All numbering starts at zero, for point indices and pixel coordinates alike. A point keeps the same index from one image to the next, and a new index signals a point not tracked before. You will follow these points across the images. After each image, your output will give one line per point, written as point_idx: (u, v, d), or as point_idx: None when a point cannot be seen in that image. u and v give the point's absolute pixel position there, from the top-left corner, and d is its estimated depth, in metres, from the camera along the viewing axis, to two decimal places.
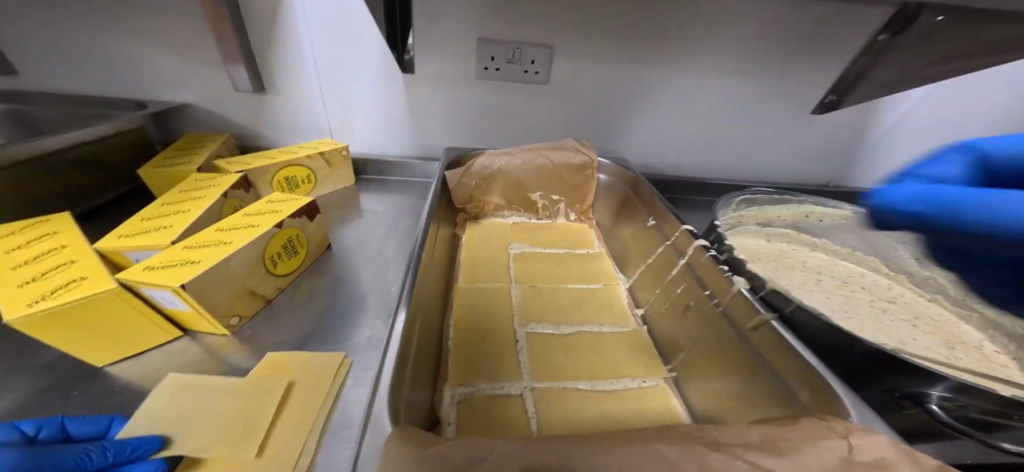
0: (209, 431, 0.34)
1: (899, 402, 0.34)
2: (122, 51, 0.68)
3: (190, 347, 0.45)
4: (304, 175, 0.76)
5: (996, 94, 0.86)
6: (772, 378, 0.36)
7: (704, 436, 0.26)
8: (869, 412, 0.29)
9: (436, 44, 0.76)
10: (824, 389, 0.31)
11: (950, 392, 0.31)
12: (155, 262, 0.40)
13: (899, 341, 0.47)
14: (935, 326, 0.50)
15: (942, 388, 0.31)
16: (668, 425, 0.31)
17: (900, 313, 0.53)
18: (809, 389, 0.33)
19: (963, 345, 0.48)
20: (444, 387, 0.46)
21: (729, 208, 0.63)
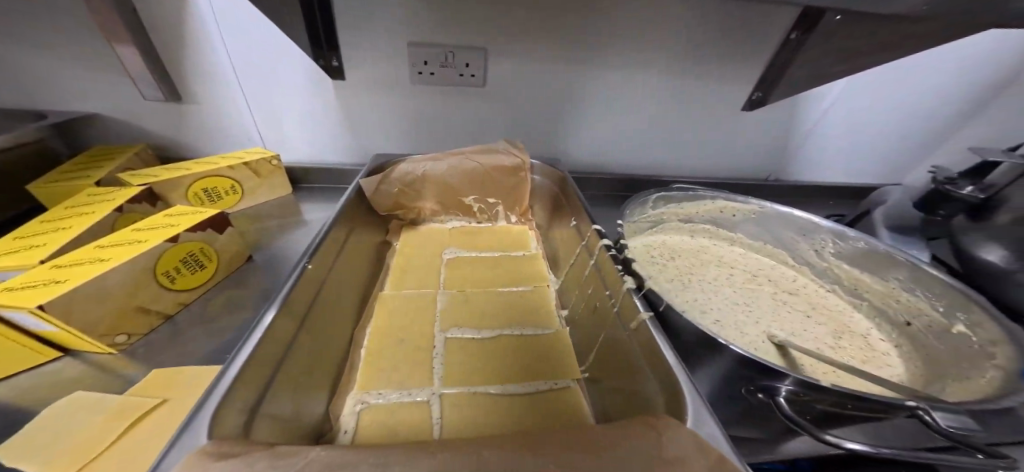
0: (60, 456, 0.33)
1: (755, 393, 0.35)
2: (15, 59, 0.64)
3: (71, 366, 0.44)
4: (229, 186, 0.74)
5: (917, 86, 0.89)
6: (645, 373, 0.37)
7: (540, 446, 0.27)
8: (706, 411, 0.30)
9: (361, 47, 0.74)
10: (675, 388, 0.32)
11: (797, 386, 0.32)
12: (15, 284, 0.38)
13: (790, 333, 0.54)
14: (827, 317, 0.59)
15: (790, 383, 0.32)
16: (529, 430, 0.32)
17: (800, 305, 0.62)
18: (665, 383, 0.33)
19: (849, 334, 0.57)
20: (346, 397, 0.46)
21: (648, 207, 0.63)
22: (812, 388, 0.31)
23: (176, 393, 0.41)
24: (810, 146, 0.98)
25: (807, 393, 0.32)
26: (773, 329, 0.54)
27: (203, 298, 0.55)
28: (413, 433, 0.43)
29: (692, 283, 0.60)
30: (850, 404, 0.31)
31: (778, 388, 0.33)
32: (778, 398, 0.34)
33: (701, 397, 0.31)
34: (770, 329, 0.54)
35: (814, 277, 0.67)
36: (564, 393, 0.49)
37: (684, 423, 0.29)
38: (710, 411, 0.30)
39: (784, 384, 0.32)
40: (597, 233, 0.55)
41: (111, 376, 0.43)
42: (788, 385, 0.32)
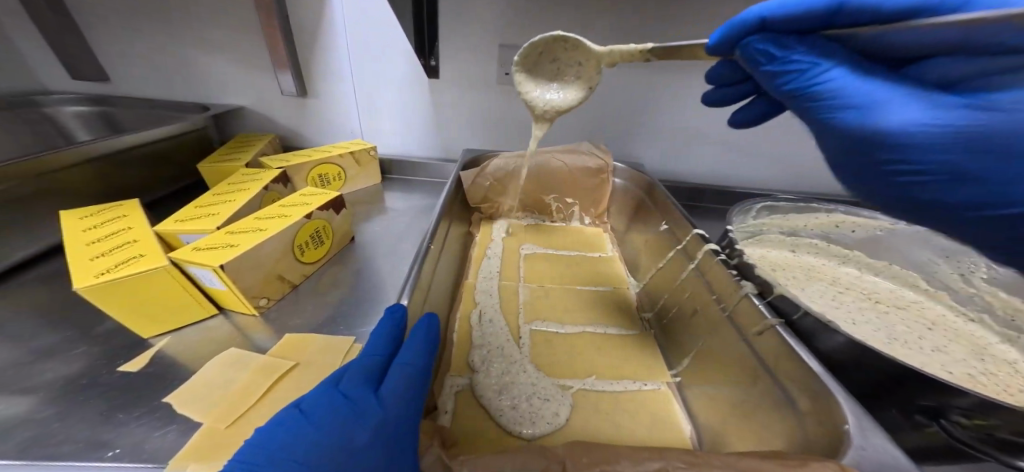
0: (213, 403, 0.37)
1: (913, 415, 0.32)
2: (189, 58, 0.77)
3: (222, 325, 0.49)
4: (336, 173, 0.83)
5: None
6: (773, 385, 0.34)
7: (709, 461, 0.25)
8: (870, 422, 0.26)
9: (462, 50, 0.79)
10: (823, 395, 0.29)
11: (972, 409, 0.28)
12: (201, 245, 0.45)
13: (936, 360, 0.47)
14: (959, 337, 0.53)
15: (961, 404, 0.28)
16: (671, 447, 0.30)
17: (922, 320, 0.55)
18: (808, 396, 0.31)
19: (991, 357, 0.50)
20: (445, 377, 0.49)
21: (750, 215, 0.60)
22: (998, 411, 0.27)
23: (307, 356, 0.44)
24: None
25: (985, 418, 0.28)
26: (922, 357, 0.47)
27: (318, 273, 0.62)
28: (510, 418, 0.44)
29: (812, 280, 0.59)
30: None
31: (946, 409, 0.29)
32: (943, 421, 0.30)
33: (861, 406, 0.27)
34: (921, 357, 0.47)
35: (952, 303, 0.58)
36: (654, 397, 0.49)
37: (843, 423, 0.26)
38: (873, 419, 0.26)
39: (955, 403, 0.29)
40: (699, 237, 0.53)
41: (252, 337, 0.49)
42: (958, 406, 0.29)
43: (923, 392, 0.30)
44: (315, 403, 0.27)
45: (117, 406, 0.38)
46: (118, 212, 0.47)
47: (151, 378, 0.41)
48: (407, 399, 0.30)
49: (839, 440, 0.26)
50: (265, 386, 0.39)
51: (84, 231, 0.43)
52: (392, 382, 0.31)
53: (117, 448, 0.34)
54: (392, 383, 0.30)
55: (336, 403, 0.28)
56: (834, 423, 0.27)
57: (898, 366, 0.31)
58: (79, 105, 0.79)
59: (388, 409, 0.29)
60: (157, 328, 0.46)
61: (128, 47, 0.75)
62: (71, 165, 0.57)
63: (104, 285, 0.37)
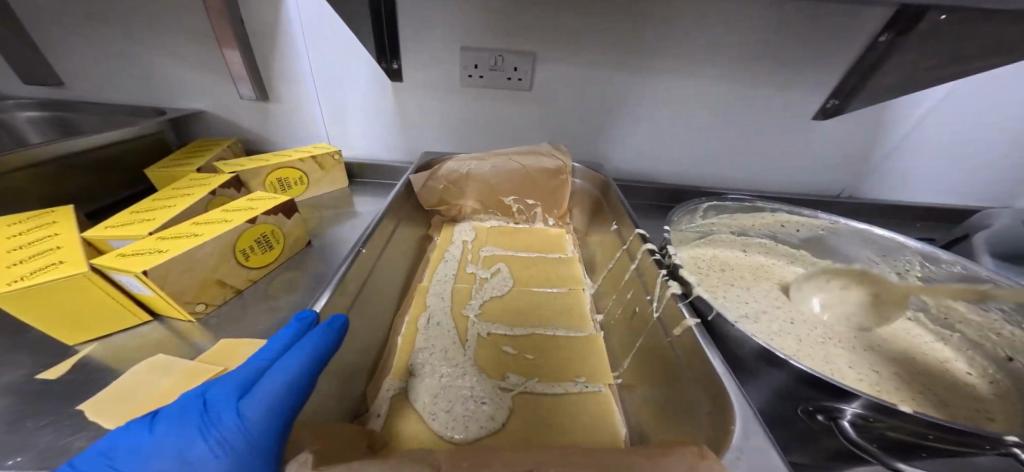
0: (130, 411, 0.37)
1: (812, 414, 0.32)
2: (146, 62, 0.77)
3: (157, 331, 0.49)
4: (297, 176, 0.83)
5: None
6: (686, 385, 0.34)
7: None
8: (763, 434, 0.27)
9: (421, 53, 0.79)
10: (719, 395, 0.30)
11: (866, 411, 0.29)
12: (127, 251, 0.44)
13: (861, 358, 0.50)
14: (891, 336, 0.55)
15: (857, 406, 0.29)
16: (571, 449, 0.30)
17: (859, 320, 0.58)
18: (711, 396, 0.31)
19: (918, 355, 0.52)
20: (384, 380, 0.48)
21: (698, 216, 0.60)
22: (886, 411, 0.28)
23: (236, 362, 0.44)
24: (893, 159, 0.86)
25: (875, 416, 0.29)
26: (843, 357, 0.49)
27: (268, 277, 0.62)
28: (443, 422, 0.44)
29: (754, 283, 0.60)
30: (932, 436, 0.27)
31: (841, 408, 0.30)
32: (840, 421, 0.31)
33: (753, 410, 0.28)
34: (842, 356, 0.49)
35: None
36: (594, 397, 0.49)
37: (732, 426, 0.27)
38: (763, 427, 0.27)
39: (850, 404, 0.29)
40: (640, 237, 0.53)
41: (186, 342, 0.48)
42: (855, 408, 0.29)
43: (824, 395, 0.31)
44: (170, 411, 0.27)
45: (30, 413, 0.37)
46: (48, 219, 0.47)
47: (72, 386, 0.41)
48: (274, 412, 0.27)
49: (721, 444, 0.27)
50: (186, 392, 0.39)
51: (6, 239, 0.43)
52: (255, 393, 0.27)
53: (22, 454, 0.33)
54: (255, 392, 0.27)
55: (192, 409, 0.27)
56: (723, 423, 0.28)
57: (797, 372, 0.31)
58: (34, 110, 0.78)
59: (240, 421, 0.26)
60: (85, 336, 0.46)
61: (82, 51, 0.75)
62: (11, 171, 0.56)
63: (16, 293, 0.37)
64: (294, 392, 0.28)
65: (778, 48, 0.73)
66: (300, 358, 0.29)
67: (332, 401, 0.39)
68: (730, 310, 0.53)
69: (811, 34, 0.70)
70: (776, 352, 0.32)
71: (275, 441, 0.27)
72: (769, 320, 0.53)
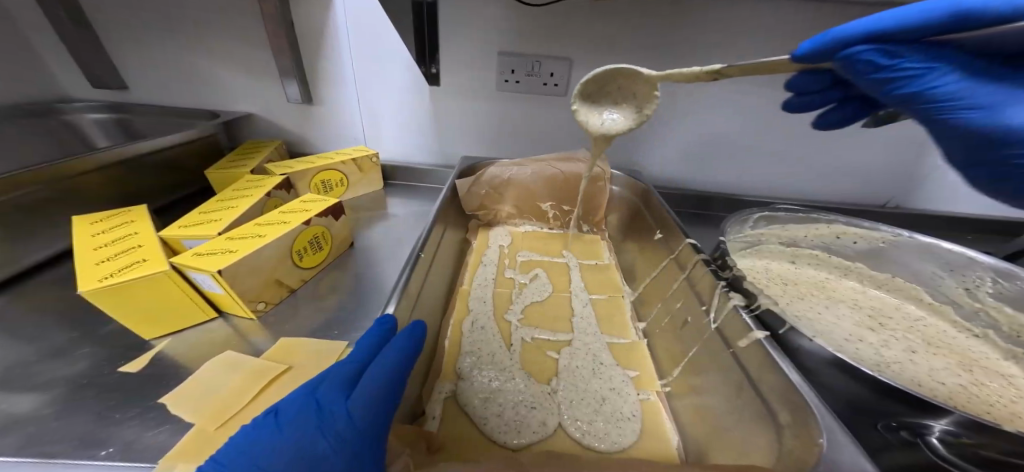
0: (207, 405, 0.39)
1: (896, 431, 0.31)
2: (202, 67, 0.80)
3: (221, 328, 0.51)
4: (338, 178, 0.85)
5: None
6: (757, 398, 0.34)
7: None
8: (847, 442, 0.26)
9: (461, 58, 0.81)
10: (801, 408, 0.29)
11: (956, 427, 0.28)
12: (201, 250, 0.46)
13: (927, 370, 0.47)
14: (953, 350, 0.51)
15: (946, 423, 0.28)
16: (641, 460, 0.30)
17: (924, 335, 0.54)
18: (789, 410, 0.30)
19: (984, 370, 0.49)
20: (435, 382, 0.49)
21: (747, 226, 0.59)
22: (979, 428, 0.26)
23: (298, 361, 0.45)
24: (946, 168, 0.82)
25: (969, 435, 0.27)
26: (916, 368, 0.47)
27: (317, 277, 0.64)
28: (496, 427, 0.45)
29: (806, 293, 0.59)
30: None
31: (929, 425, 0.29)
32: (928, 438, 0.29)
33: (836, 420, 0.28)
34: (913, 367, 0.48)
35: (958, 318, 0.56)
36: (643, 406, 0.48)
37: (816, 439, 0.27)
38: (846, 434, 0.27)
39: (938, 419, 0.28)
40: (690, 246, 0.53)
41: (248, 339, 0.50)
42: (944, 425, 0.28)
43: (908, 408, 0.30)
44: (289, 408, 0.28)
45: (116, 405, 0.40)
46: (126, 218, 0.50)
47: (151, 379, 0.43)
48: (381, 406, 0.30)
49: (810, 454, 0.26)
50: (256, 390, 0.40)
51: (92, 237, 0.45)
52: (361, 391, 0.30)
53: (111, 447, 0.35)
54: (362, 390, 0.30)
55: (307, 408, 0.28)
56: (808, 437, 0.28)
57: (878, 384, 0.30)
58: (99, 113, 0.82)
59: (352, 416, 0.28)
60: (158, 331, 0.48)
61: (144, 57, 0.79)
62: (87, 172, 0.60)
63: (106, 288, 0.39)
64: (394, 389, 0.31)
65: None
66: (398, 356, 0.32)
67: None
68: None
69: None
70: (856, 366, 0.32)
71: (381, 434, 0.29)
72: (825, 335, 0.51)
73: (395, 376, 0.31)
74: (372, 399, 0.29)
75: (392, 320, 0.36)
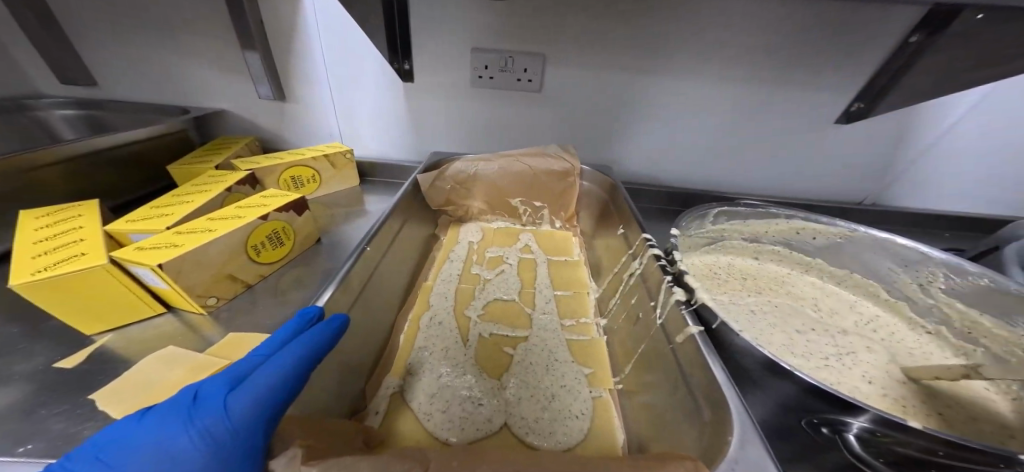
0: (140, 402, 0.38)
1: (818, 428, 0.31)
2: (171, 63, 0.80)
3: (171, 323, 0.51)
4: (310, 174, 0.85)
5: None
6: (687, 393, 0.33)
7: None
8: (760, 443, 0.25)
9: (432, 54, 0.80)
10: (721, 406, 0.28)
11: (874, 425, 0.27)
12: (145, 244, 0.46)
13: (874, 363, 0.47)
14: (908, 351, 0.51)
15: (865, 420, 0.28)
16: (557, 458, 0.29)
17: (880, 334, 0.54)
18: (710, 405, 0.30)
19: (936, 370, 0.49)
20: (384, 378, 0.49)
21: (708, 222, 0.58)
22: (897, 427, 0.26)
23: (242, 357, 0.45)
24: (923, 164, 0.81)
25: (885, 431, 0.27)
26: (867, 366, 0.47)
27: (277, 273, 0.64)
28: (439, 424, 0.44)
29: (768, 288, 0.58)
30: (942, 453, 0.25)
31: (849, 424, 0.29)
32: (847, 435, 0.29)
33: (753, 422, 0.27)
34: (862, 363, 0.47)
35: (913, 316, 0.56)
36: (593, 403, 0.48)
37: (726, 437, 0.26)
38: (760, 437, 0.26)
39: (858, 418, 0.28)
40: (646, 241, 0.52)
41: (196, 334, 0.50)
42: (863, 422, 0.28)
43: (829, 406, 0.29)
44: (167, 403, 0.27)
45: (48, 401, 0.39)
46: (74, 212, 0.50)
47: (90, 374, 0.43)
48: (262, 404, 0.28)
49: (718, 452, 0.26)
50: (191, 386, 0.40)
51: (34, 231, 0.45)
52: (246, 385, 0.28)
53: (30, 444, 0.35)
54: (247, 383, 0.28)
55: (183, 404, 0.27)
56: (721, 433, 0.27)
57: (804, 384, 0.30)
58: (68, 109, 0.82)
59: (226, 412, 0.27)
60: (103, 326, 0.48)
61: (112, 52, 0.78)
62: (43, 167, 0.60)
63: (39, 282, 0.39)
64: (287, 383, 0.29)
65: (798, 49, 0.70)
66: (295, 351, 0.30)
67: (330, 397, 0.40)
68: (741, 317, 0.51)
69: (833, 34, 0.68)
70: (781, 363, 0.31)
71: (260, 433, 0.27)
72: (781, 330, 0.50)
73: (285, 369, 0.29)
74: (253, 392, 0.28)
75: (315, 312, 0.36)
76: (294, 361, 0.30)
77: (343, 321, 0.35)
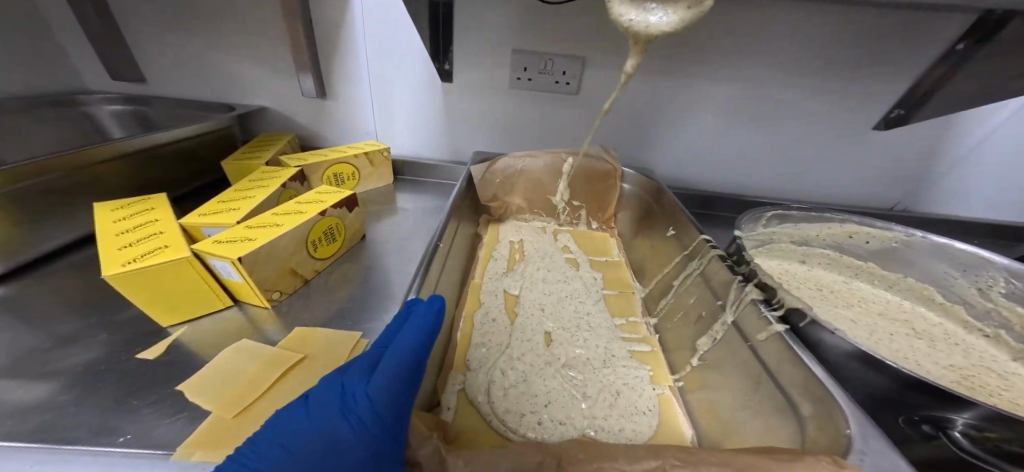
0: (224, 393, 0.39)
1: (918, 425, 0.32)
2: (219, 61, 0.81)
3: (237, 316, 0.52)
4: (350, 172, 0.86)
5: None
6: (776, 391, 0.34)
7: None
8: (881, 439, 0.26)
9: (474, 55, 0.81)
10: (825, 402, 0.29)
11: (979, 421, 0.29)
12: (221, 238, 0.47)
13: (930, 369, 0.48)
14: (970, 358, 0.52)
15: (970, 416, 0.29)
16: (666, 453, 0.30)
17: (932, 340, 0.55)
18: (811, 403, 0.31)
19: (999, 379, 0.49)
20: (449, 374, 0.50)
21: (760, 224, 0.59)
22: (1007, 422, 0.28)
23: (314, 350, 0.46)
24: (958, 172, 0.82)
25: (987, 420, 0.29)
26: (930, 367, 0.49)
27: (329, 269, 0.64)
28: (508, 418, 0.45)
29: (817, 291, 0.60)
30: None
31: (952, 419, 0.30)
32: (952, 433, 0.30)
33: (866, 413, 0.28)
34: (919, 361, 0.50)
35: (970, 319, 0.58)
36: (658, 400, 0.48)
37: (844, 430, 0.27)
38: (877, 429, 0.27)
39: (962, 413, 0.30)
40: (705, 242, 0.53)
41: (262, 329, 0.51)
42: (966, 418, 0.29)
43: (931, 402, 0.31)
44: (317, 395, 0.29)
45: (136, 392, 0.40)
46: (145, 206, 0.50)
47: (168, 367, 0.43)
48: (397, 395, 0.29)
49: (839, 443, 0.27)
50: (272, 378, 0.41)
51: (114, 223, 0.46)
52: (380, 373, 0.30)
53: (128, 433, 0.36)
54: (382, 370, 0.30)
55: (332, 395, 0.29)
56: (834, 429, 0.28)
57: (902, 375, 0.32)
58: (116, 104, 0.83)
59: (371, 402, 0.28)
60: (176, 318, 0.49)
61: (163, 50, 0.80)
62: (106, 161, 0.61)
63: (131, 273, 0.40)
64: (414, 369, 0.31)
65: (842, 55, 0.70)
66: (412, 339, 0.32)
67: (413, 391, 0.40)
68: None
69: (878, 42, 0.68)
70: (881, 357, 0.33)
71: (402, 417, 0.29)
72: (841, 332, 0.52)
73: (411, 357, 0.31)
74: (388, 382, 0.29)
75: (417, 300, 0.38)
76: (412, 346, 0.32)
77: (443, 303, 0.36)
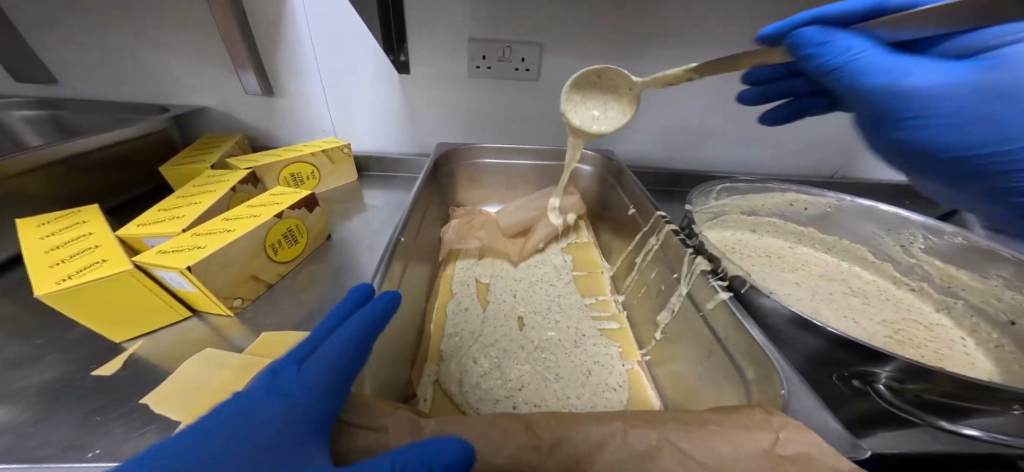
0: (193, 404, 0.37)
1: (849, 380, 0.36)
2: (147, 58, 0.74)
3: (198, 326, 0.49)
4: (309, 171, 0.82)
5: None
6: (726, 359, 0.37)
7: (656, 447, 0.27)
8: (810, 399, 0.30)
9: (427, 45, 0.79)
10: (764, 364, 0.32)
11: (899, 374, 0.32)
12: (167, 248, 0.44)
13: (861, 321, 0.54)
14: (898, 308, 0.59)
15: (891, 370, 0.32)
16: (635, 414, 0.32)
17: (865, 295, 0.61)
18: (754, 368, 0.34)
19: (920, 326, 0.56)
20: (422, 366, 0.50)
21: (711, 198, 0.63)
22: (922, 375, 0.31)
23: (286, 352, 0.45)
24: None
25: (912, 377, 0.31)
26: (866, 323, 0.54)
27: (294, 272, 0.62)
28: (479, 406, 0.46)
29: (766, 258, 0.65)
30: (961, 394, 0.30)
31: (877, 373, 0.33)
32: (876, 384, 0.34)
33: (800, 379, 0.32)
34: (856, 318, 0.55)
35: (897, 273, 0.65)
36: (628, 375, 0.51)
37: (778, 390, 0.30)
38: (811, 393, 0.31)
39: (884, 368, 0.33)
40: (661, 218, 0.56)
41: (226, 337, 0.48)
42: (888, 371, 0.33)
43: (859, 360, 0.34)
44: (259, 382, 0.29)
45: (96, 408, 0.38)
46: (75, 220, 0.46)
47: (129, 382, 0.41)
48: (333, 382, 0.30)
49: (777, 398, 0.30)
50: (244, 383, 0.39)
51: (39, 240, 0.42)
52: (321, 361, 0.30)
53: (98, 448, 0.34)
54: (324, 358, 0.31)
55: (270, 379, 0.29)
56: (771, 388, 0.31)
57: (832, 335, 0.35)
58: (29, 109, 0.75)
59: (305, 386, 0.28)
60: (129, 333, 0.46)
61: (78, 46, 0.72)
62: (24, 172, 0.55)
63: (66, 291, 0.37)
64: (355, 360, 0.32)
65: None
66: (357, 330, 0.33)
67: (385, 387, 0.41)
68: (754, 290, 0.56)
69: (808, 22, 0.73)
70: (813, 321, 0.35)
71: (335, 401, 0.29)
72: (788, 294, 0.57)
73: (348, 347, 0.32)
74: (326, 370, 0.30)
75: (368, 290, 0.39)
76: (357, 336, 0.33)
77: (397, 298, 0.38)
